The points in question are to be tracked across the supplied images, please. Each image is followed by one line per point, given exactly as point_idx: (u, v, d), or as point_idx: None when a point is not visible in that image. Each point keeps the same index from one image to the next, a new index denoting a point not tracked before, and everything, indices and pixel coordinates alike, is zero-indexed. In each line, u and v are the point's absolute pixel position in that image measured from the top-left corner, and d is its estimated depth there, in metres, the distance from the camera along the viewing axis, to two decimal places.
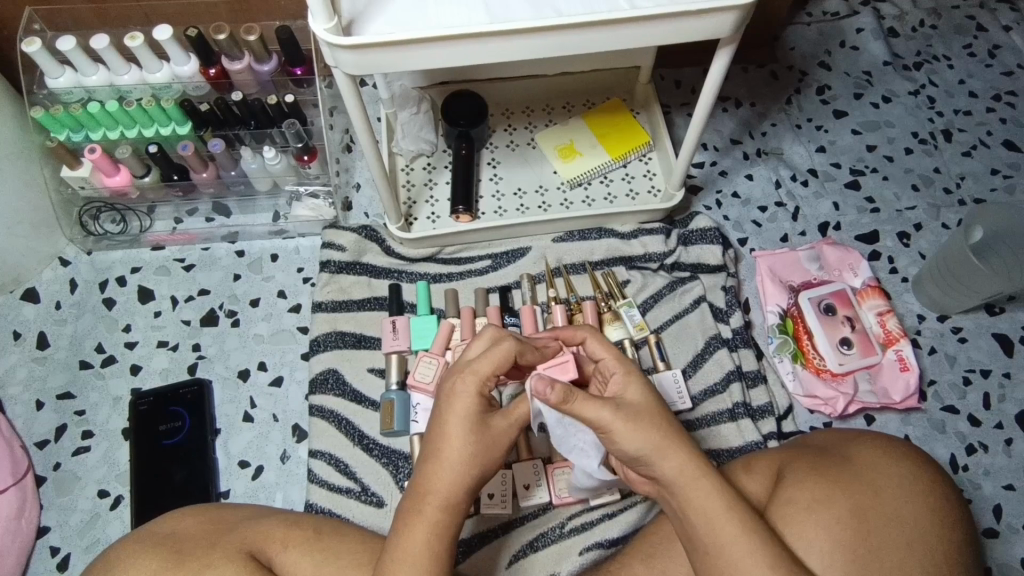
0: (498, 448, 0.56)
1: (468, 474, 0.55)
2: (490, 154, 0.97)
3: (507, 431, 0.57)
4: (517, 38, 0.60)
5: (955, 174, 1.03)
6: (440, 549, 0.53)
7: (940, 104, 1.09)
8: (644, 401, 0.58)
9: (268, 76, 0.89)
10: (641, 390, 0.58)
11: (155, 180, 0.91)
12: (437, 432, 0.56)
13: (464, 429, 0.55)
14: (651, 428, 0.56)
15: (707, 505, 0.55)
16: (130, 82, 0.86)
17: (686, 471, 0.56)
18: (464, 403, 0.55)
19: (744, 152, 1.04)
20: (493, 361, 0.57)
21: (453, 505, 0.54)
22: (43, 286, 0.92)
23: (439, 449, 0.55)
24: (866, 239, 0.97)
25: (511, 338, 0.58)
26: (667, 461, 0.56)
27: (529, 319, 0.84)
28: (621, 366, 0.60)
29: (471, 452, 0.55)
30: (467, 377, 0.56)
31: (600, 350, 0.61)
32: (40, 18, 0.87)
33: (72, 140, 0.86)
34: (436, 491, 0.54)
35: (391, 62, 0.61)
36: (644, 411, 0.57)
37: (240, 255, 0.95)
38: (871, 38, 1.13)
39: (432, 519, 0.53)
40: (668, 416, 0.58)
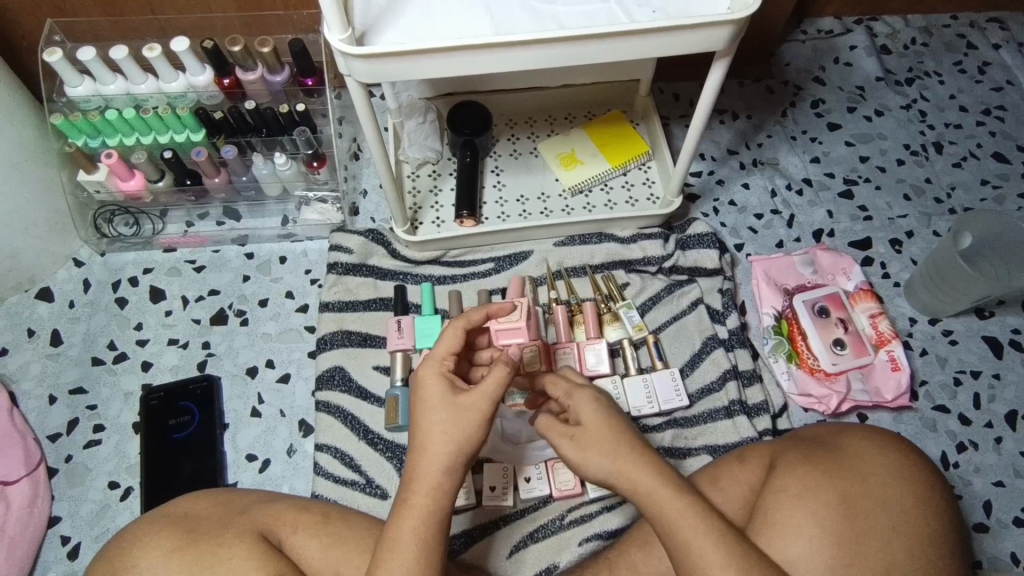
0: (470, 425, 0.57)
1: (443, 458, 0.56)
2: (493, 163, 1.00)
3: (478, 404, 0.57)
4: (522, 50, 0.64)
5: (946, 184, 1.06)
6: (430, 536, 0.54)
7: (931, 118, 1.12)
8: (596, 418, 0.61)
9: (280, 87, 0.92)
10: (592, 405, 0.62)
11: (168, 185, 0.93)
12: (413, 420, 0.58)
13: (434, 412, 0.57)
14: (606, 445, 0.59)
15: (671, 509, 0.56)
16: (146, 92, 0.89)
17: (644, 472, 0.58)
18: (432, 387, 0.58)
19: (740, 162, 1.07)
20: (444, 344, 0.61)
21: (440, 492, 0.55)
22: (57, 285, 0.94)
23: (416, 436, 0.57)
24: (858, 245, 1.00)
25: (457, 320, 0.63)
26: (623, 468, 0.58)
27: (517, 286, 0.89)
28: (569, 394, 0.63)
29: (448, 434, 0.56)
30: (429, 362, 0.60)
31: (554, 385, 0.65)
32: (60, 30, 0.90)
33: (88, 145, 0.89)
34: (420, 478, 0.56)
35: (400, 70, 0.64)
36: (592, 432, 0.60)
37: (249, 257, 0.98)
38: (863, 55, 1.18)
39: (421, 508, 0.55)
40: (619, 432, 0.60)
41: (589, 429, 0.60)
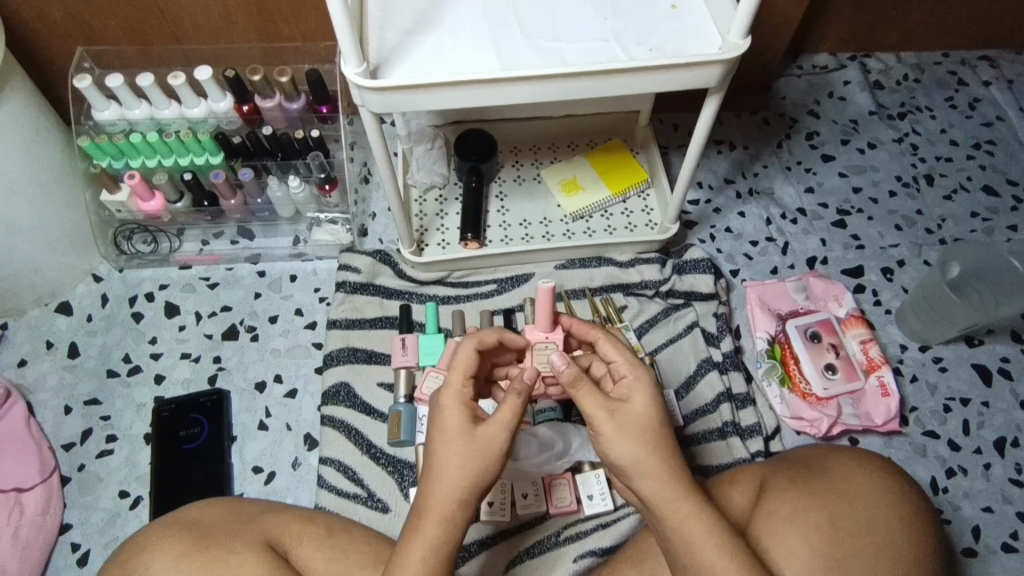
0: (486, 457, 0.58)
1: (460, 489, 0.57)
2: (497, 188, 1.04)
3: (495, 435, 0.58)
4: (526, 85, 0.68)
5: (937, 215, 1.09)
6: (438, 567, 0.56)
7: (923, 151, 1.16)
8: (644, 411, 0.60)
9: (296, 113, 0.97)
10: (646, 398, 0.60)
11: (187, 206, 0.98)
12: (431, 447, 0.59)
13: (452, 443, 0.58)
14: (642, 444, 0.59)
15: (687, 523, 0.58)
16: (169, 116, 0.94)
17: (668, 481, 0.58)
18: (454, 421, 0.59)
19: (737, 191, 1.11)
20: (457, 379, 0.61)
21: (449, 525, 0.57)
22: (76, 300, 0.98)
23: (433, 464, 0.58)
24: (850, 273, 1.03)
25: (469, 342, 0.64)
26: (650, 474, 0.58)
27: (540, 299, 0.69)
28: (632, 370, 0.62)
29: (463, 470, 0.57)
30: (449, 390, 0.60)
31: (613, 352, 0.64)
32: (89, 57, 0.96)
33: (112, 167, 0.93)
34: (435, 506, 0.57)
35: (411, 102, 0.68)
36: (634, 423, 0.59)
37: (261, 275, 1.01)
38: (857, 90, 1.22)
39: (429, 541, 0.56)
40: (659, 430, 0.60)
41: (631, 418, 0.60)
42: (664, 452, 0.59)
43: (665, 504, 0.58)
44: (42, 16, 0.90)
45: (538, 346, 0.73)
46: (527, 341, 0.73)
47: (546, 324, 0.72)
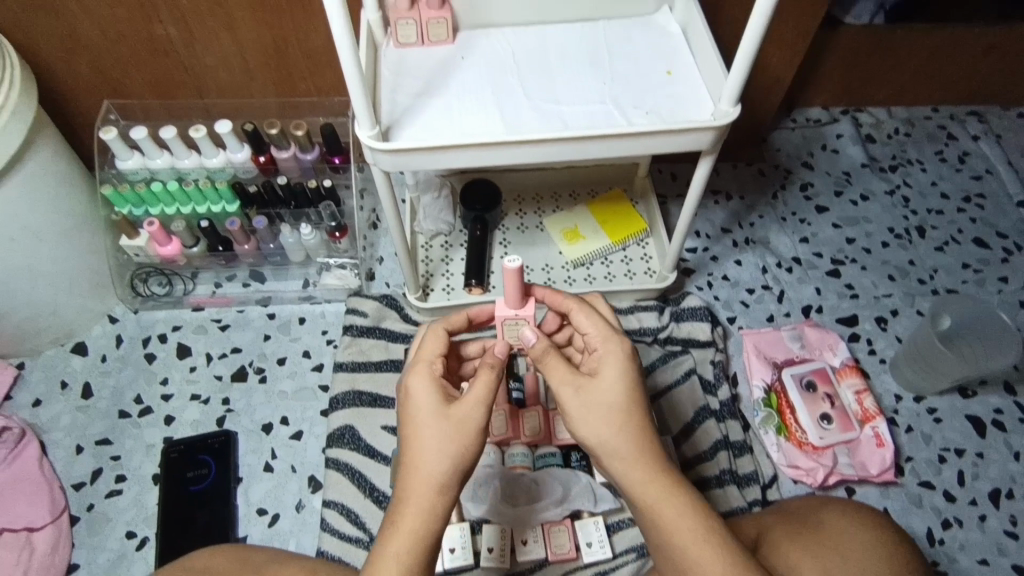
0: (462, 439, 0.57)
1: (436, 476, 0.56)
2: (501, 235, 1.08)
3: (469, 414, 0.58)
4: (529, 147, 0.72)
5: (929, 266, 1.12)
6: (417, 557, 0.55)
7: (914, 203, 1.20)
8: (611, 385, 0.59)
9: (310, 164, 1.01)
10: (614, 369, 0.60)
11: (202, 250, 1.02)
12: (404, 435, 0.58)
13: (424, 428, 0.57)
14: (607, 420, 0.58)
15: (659, 504, 0.57)
16: (190, 166, 0.98)
17: (635, 457, 0.58)
18: (425, 402, 0.58)
19: (733, 240, 1.14)
20: (427, 361, 0.62)
21: (427, 515, 0.56)
22: (92, 340, 1.01)
23: (407, 454, 0.57)
24: (845, 322, 1.06)
25: (438, 322, 0.65)
26: (616, 452, 0.58)
27: (507, 278, 0.64)
28: (603, 343, 0.61)
29: (438, 454, 0.56)
30: (418, 371, 0.60)
31: (586, 323, 0.63)
32: (115, 109, 1.03)
33: (133, 214, 0.97)
34: (412, 500, 0.56)
35: (420, 162, 0.72)
36: (600, 400, 0.58)
37: (271, 318, 1.05)
38: (849, 143, 1.26)
39: (407, 533, 0.55)
40: (629, 405, 0.59)
41: (599, 395, 0.59)
42: (634, 426, 0.58)
43: (638, 484, 0.58)
44: (71, 69, 0.98)
45: (507, 321, 0.69)
46: (496, 319, 0.68)
47: (515, 298, 0.67)
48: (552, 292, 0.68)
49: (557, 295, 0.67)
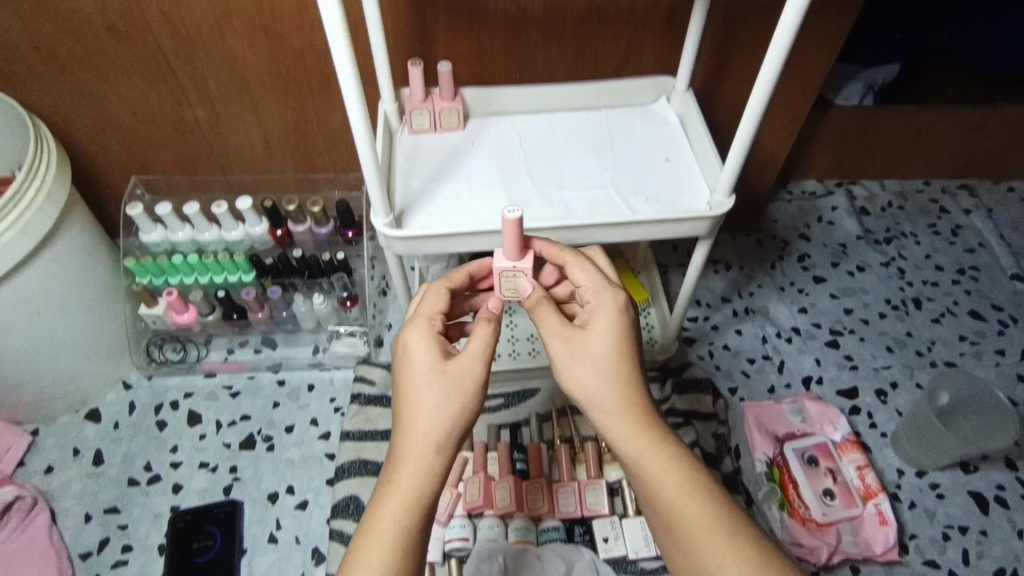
0: (461, 396, 0.59)
1: (436, 436, 0.57)
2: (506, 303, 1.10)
3: (468, 370, 0.59)
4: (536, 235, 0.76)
5: (926, 338, 1.14)
6: (416, 513, 0.56)
7: (910, 275, 1.23)
8: (600, 335, 0.61)
9: (325, 237, 1.05)
10: (604, 319, 0.61)
11: (217, 318, 1.04)
12: (402, 391, 0.60)
13: (423, 385, 0.59)
14: (594, 370, 0.60)
15: (644, 452, 0.59)
16: (209, 239, 1.02)
17: (620, 407, 0.59)
18: (423, 356, 0.60)
19: (733, 310, 1.17)
20: (427, 315, 0.63)
21: (424, 474, 0.57)
22: (105, 407, 1.03)
23: (406, 413, 0.59)
24: (846, 393, 1.07)
25: (441, 282, 0.66)
26: (601, 401, 0.60)
27: (509, 229, 0.63)
28: (597, 294, 0.63)
29: (437, 411, 0.58)
30: (416, 326, 0.62)
31: (582, 274, 0.65)
32: (142, 184, 1.08)
33: (153, 284, 1.01)
34: (410, 460, 0.57)
35: (432, 247, 0.76)
36: (586, 351, 0.60)
37: (280, 384, 1.07)
38: (844, 215, 1.31)
39: (403, 492, 0.56)
40: (618, 357, 0.60)
41: (587, 347, 0.60)
42: (622, 378, 0.60)
43: (625, 439, 0.59)
44: (102, 146, 1.04)
45: (504, 273, 0.68)
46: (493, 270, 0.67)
47: (515, 251, 0.66)
48: (552, 245, 0.68)
49: (556, 248, 0.67)
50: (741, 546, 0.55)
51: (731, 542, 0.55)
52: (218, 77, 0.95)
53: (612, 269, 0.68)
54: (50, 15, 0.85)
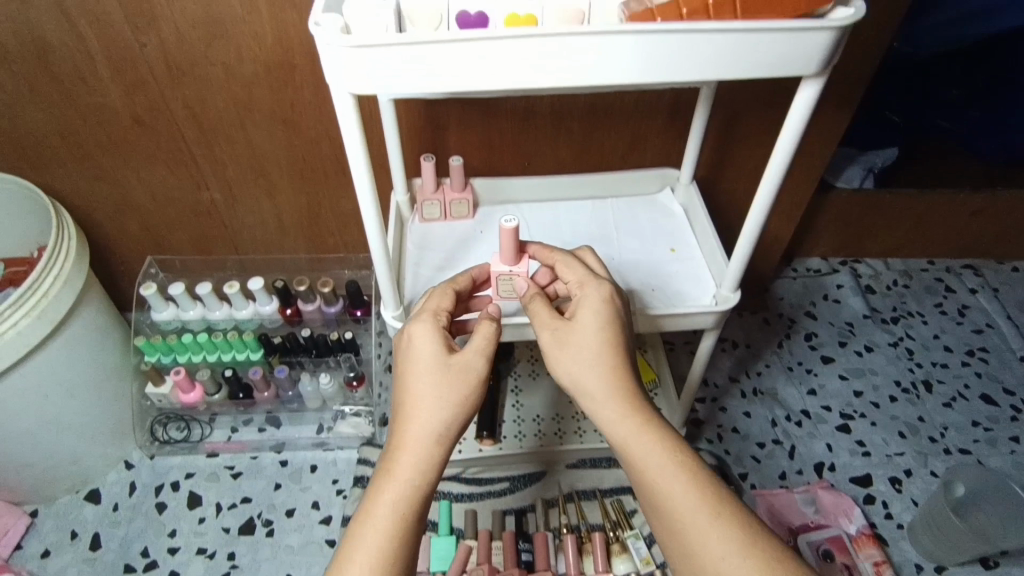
0: (463, 387, 0.58)
1: (436, 427, 0.57)
2: (513, 382, 1.09)
3: (470, 362, 0.60)
4: None
5: (939, 423, 1.13)
6: (414, 504, 0.55)
7: (919, 356, 1.22)
8: (589, 326, 0.61)
9: (334, 315, 1.06)
10: (594, 311, 0.62)
11: (223, 396, 1.04)
12: (403, 380, 0.59)
13: (425, 374, 0.58)
14: (582, 355, 0.60)
15: (633, 435, 0.57)
16: (219, 317, 1.04)
17: (607, 391, 0.59)
18: (425, 348, 0.60)
19: (742, 390, 1.16)
20: (429, 312, 0.63)
21: (424, 463, 0.56)
22: (106, 487, 1.02)
23: (405, 402, 0.58)
24: (859, 481, 1.05)
25: (446, 285, 0.68)
26: (588, 388, 0.60)
27: (504, 238, 0.66)
28: (586, 289, 0.64)
29: (438, 399, 0.57)
30: (421, 320, 0.62)
31: (571, 272, 0.67)
32: (156, 263, 1.11)
33: (161, 361, 1.02)
34: (408, 448, 0.56)
35: None
36: (574, 338, 0.61)
37: (283, 465, 1.05)
38: (850, 294, 1.31)
39: (400, 479, 0.55)
40: (607, 345, 0.61)
41: (575, 337, 0.61)
42: (609, 363, 0.60)
43: (611, 421, 0.58)
44: (120, 226, 1.07)
45: (502, 277, 0.70)
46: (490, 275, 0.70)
47: (511, 256, 0.68)
48: (546, 248, 0.70)
49: (550, 250, 0.69)
50: (730, 525, 0.53)
51: (718, 522, 0.53)
52: (237, 164, 0.99)
53: (601, 267, 0.69)
54: (80, 107, 0.90)
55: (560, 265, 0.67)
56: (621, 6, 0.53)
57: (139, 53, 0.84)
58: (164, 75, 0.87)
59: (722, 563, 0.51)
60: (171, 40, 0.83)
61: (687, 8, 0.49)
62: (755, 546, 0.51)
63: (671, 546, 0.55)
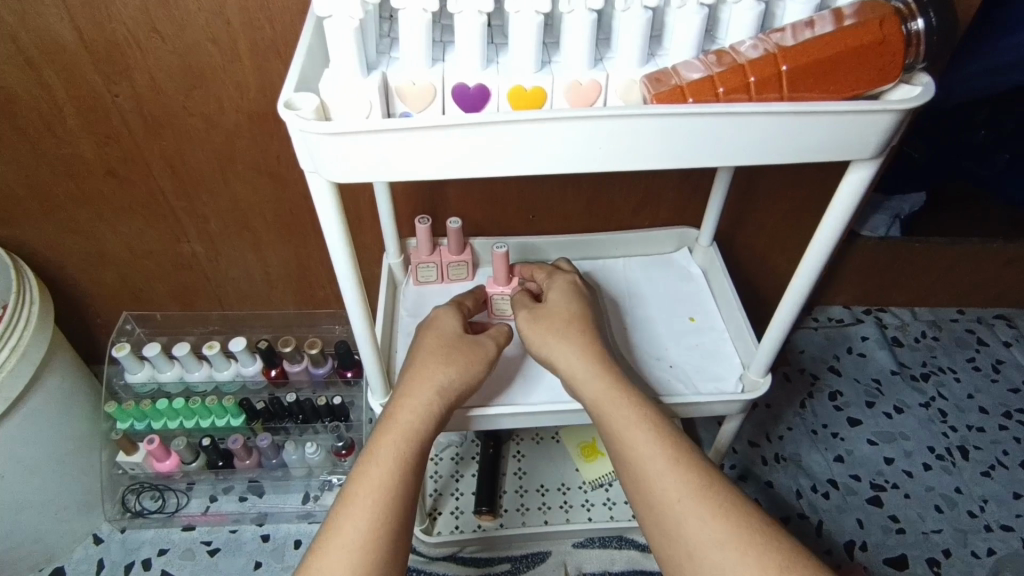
0: (471, 357, 0.66)
1: (442, 381, 0.62)
2: (515, 446, 1.01)
3: (488, 348, 0.68)
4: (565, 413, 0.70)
5: (978, 495, 1.04)
6: (411, 444, 0.58)
7: (952, 418, 1.14)
8: (562, 305, 0.69)
9: (322, 377, 0.98)
10: (563, 294, 0.71)
11: (201, 465, 0.96)
12: (417, 346, 0.66)
13: (439, 342, 0.66)
14: (556, 326, 0.66)
15: (601, 392, 0.61)
16: (198, 379, 0.96)
17: (579, 355, 0.64)
18: (444, 329, 0.68)
19: (763, 456, 1.07)
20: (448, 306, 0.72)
21: (427, 411, 0.60)
22: (71, 565, 0.93)
23: (418, 360, 0.64)
24: (895, 563, 0.96)
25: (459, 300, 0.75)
26: (561, 355, 0.64)
27: (499, 264, 0.75)
28: (553, 279, 0.74)
29: (445, 366, 0.63)
30: (450, 305, 0.72)
31: (541, 270, 0.77)
32: (133, 318, 1.04)
33: (134, 428, 0.94)
34: (413, 396, 0.61)
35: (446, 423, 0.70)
36: (550, 315, 0.68)
37: (264, 539, 0.97)
38: (876, 346, 1.22)
39: (401, 428, 0.59)
40: (577, 319, 0.67)
41: (549, 312, 0.68)
42: (580, 333, 0.66)
43: (582, 380, 0.62)
44: (96, 279, 0.99)
45: (498, 297, 0.77)
46: (487, 294, 0.77)
47: (503, 276, 0.77)
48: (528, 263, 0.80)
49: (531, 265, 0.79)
50: (686, 471, 0.55)
51: (678, 468, 0.55)
52: (219, 217, 0.91)
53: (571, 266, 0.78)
54: (50, 159, 0.83)
55: (533, 271, 0.77)
56: (642, 79, 0.46)
57: (112, 104, 0.77)
58: (139, 127, 0.80)
59: (677, 504, 0.53)
60: (145, 90, 0.76)
61: (723, 87, 0.43)
62: (708, 491, 0.54)
63: (632, 492, 0.57)
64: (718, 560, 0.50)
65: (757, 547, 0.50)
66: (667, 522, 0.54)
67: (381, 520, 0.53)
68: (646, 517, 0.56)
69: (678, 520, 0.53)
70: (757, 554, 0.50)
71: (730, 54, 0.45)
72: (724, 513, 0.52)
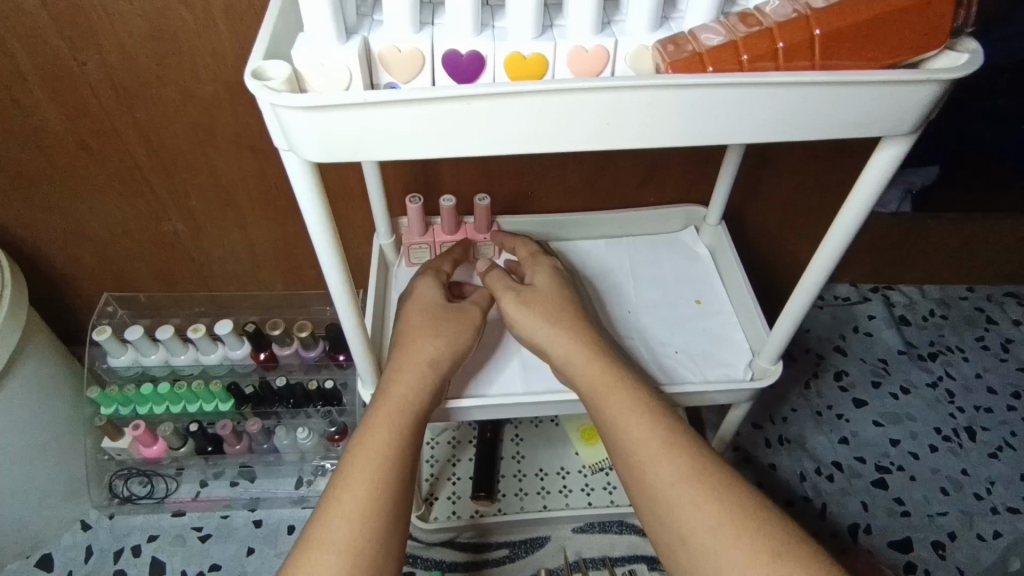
0: (464, 330, 0.62)
1: (435, 352, 0.59)
2: (513, 429, 0.98)
3: (473, 315, 0.64)
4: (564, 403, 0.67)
5: (985, 477, 1.02)
6: (404, 418, 0.55)
7: (960, 398, 1.11)
8: (547, 284, 0.65)
9: (313, 360, 0.93)
10: (547, 275, 0.67)
11: (188, 451, 0.93)
12: (405, 321, 0.63)
13: (427, 315, 0.62)
14: (546, 306, 0.62)
15: (595, 377, 0.57)
16: (185, 363, 0.93)
17: (573, 338, 0.60)
18: (426, 301, 0.64)
19: (767, 438, 1.05)
20: (426, 272, 0.68)
21: (421, 382, 0.57)
22: (60, 552, 0.92)
23: (409, 332, 0.61)
24: (900, 547, 0.95)
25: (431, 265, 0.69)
26: (554, 338, 0.60)
27: (479, 212, 0.76)
28: (533, 260, 0.70)
29: (433, 335, 0.60)
30: (427, 274, 0.67)
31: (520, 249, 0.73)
32: (115, 300, 1.01)
33: (118, 414, 0.91)
34: (406, 368, 0.58)
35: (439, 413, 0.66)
36: (539, 294, 0.64)
37: (257, 525, 0.95)
38: (883, 326, 1.19)
39: (390, 402, 0.55)
40: (566, 301, 0.63)
41: (537, 291, 0.64)
42: (570, 314, 0.62)
43: (576, 363, 0.58)
44: (76, 259, 0.95)
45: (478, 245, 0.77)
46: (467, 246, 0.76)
47: (485, 225, 0.77)
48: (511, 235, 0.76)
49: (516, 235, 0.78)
50: (680, 454, 0.52)
51: (674, 453, 0.52)
52: (201, 194, 0.87)
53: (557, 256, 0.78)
54: (18, 133, 0.77)
55: (516, 246, 0.73)
56: (655, 45, 0.42)
57: (80, 73, 0.72)
58: (110, 98, 0.74)
59: (671, 491, 0.50)
60: (117, 59, 0.71)
61: (748, 54, 0.39)
62: (705, 478, 0.50)
63: (624, 477, 0.54)
64: (709, 547, 0.47)
65: (750, 533, 0.47)
66: (660, 509, 0.50)
67: (371, 501, 0.50)
68: (642, 507, 0.52)
69: (674, 509, 0.50)
70: (749, 541, 0.47)
71: (755, 15, 0.41)
72: (719, 497, 0.49)
